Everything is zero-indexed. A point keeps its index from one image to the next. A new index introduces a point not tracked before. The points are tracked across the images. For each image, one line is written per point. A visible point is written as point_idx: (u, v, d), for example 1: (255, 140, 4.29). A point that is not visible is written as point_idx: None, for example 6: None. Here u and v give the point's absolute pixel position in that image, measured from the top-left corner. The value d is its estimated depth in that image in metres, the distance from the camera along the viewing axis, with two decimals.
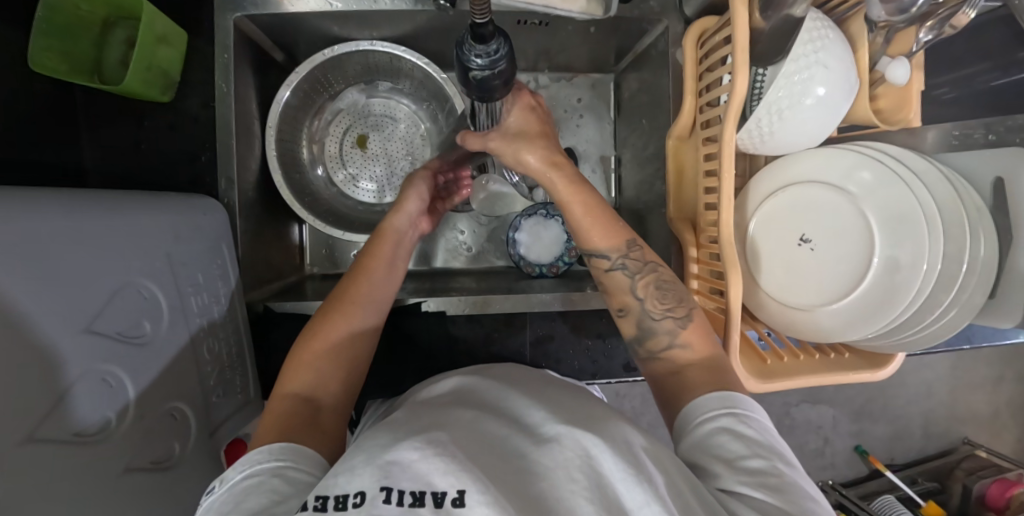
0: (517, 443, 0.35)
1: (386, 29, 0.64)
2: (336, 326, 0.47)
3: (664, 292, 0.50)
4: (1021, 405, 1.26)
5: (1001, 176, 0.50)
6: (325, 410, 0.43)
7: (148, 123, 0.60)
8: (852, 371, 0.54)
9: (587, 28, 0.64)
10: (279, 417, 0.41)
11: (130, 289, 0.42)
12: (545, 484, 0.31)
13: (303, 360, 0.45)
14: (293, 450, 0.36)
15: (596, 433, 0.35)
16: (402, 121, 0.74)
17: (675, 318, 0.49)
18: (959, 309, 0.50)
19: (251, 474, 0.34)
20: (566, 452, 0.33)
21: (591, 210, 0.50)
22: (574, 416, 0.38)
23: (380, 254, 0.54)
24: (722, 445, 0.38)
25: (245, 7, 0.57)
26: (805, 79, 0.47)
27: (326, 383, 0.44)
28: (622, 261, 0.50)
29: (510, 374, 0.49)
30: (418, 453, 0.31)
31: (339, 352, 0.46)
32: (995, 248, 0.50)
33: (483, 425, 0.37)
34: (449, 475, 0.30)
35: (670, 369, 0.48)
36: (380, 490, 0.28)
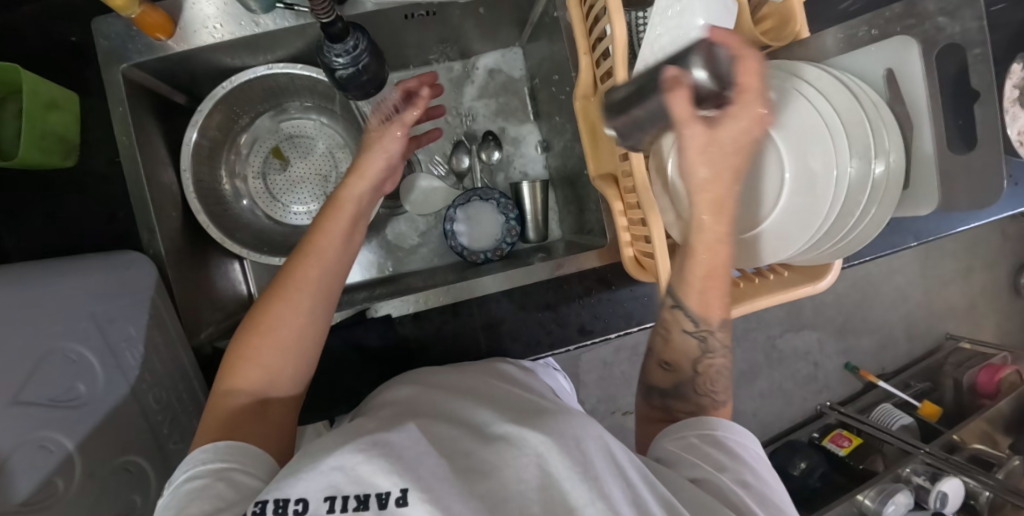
0: (464, 444, 0.36)
1: (280, 50, 0.63)
2: (284, 318, 0.44)
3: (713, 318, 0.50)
4: (994, 290, 1.29)
5: (890, 67, 0.51)
6: (273, 403, 0.44)
7: (58, 191, 0.59)
8: (791, 287, 0.55)
9: (477, 10, 0.64)
10: (227, 416, 0.41)
11: (56, 355, 0.42)
12: (492, 483, 0.31)
13: (248, 356, 0.43)
14: (236, 450, 0.37)
15: (540, 429, 0.35)
16: (320, 138, 0.74)
17: (711, 348, 0.50)
18: (878, 207, 0.52)
19: (194, 475, 0.35)
20: (513, 449, 0.34)
21: (711, 276, 0.47)
22: (523, 415, 0.39)
23: (333, 232, 0.48)
24: (706, 453, 0.43)
25: (130, 56, 0.57)
26: (679, 13, 0.47)
27: (275, 380, 0.44)
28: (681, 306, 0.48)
29: (459, 382, 0.50)
30: (363, 456, 0.31)
31: (289, 350, 0.44)
32: (899, 136, 0.50)
33: (435, 429, 0.38)
34: (391, 475, 0.30)
35: (698, 369, 0.51)
36: (323, 502, 0.29)
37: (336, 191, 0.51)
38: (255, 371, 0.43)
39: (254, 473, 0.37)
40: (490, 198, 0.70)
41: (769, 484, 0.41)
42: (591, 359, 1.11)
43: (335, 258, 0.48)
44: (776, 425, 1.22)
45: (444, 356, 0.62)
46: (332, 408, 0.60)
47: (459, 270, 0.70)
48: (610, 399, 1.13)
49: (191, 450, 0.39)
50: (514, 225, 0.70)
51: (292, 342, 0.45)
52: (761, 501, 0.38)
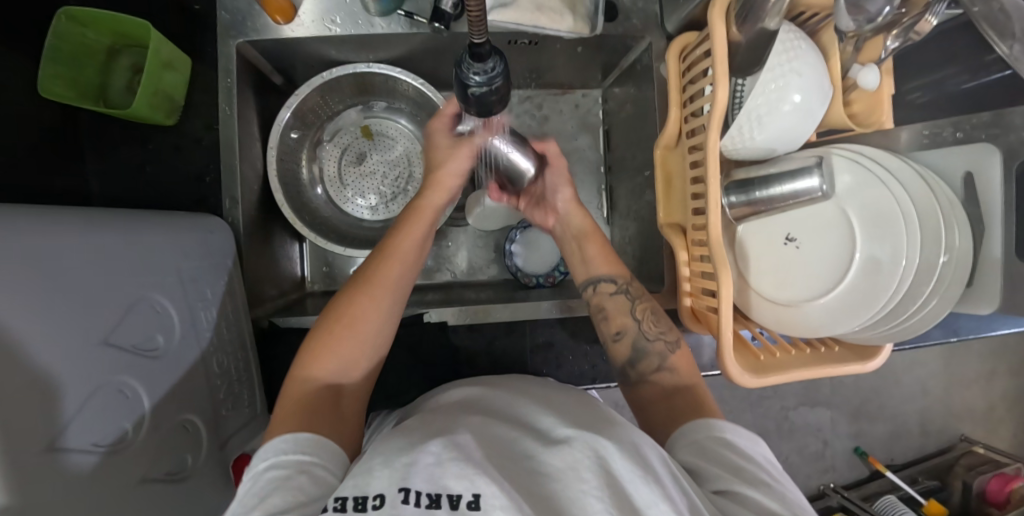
0: (526, 448, 0.35)
1: (383, 52, 0.66)
2: (365, 310, 0.47)
3: (658, 317, 0.54)
4: (1015, 399, 1.28)
5: (970, 171, 0.53)
6: (345, 397, 0.45)
7: (153, 146, 0.62)
8: (841, 364, 0.55)
9: (574, 47, 0.67)
10: (306, 396, 0.42)
11: (144, 303, 0.43)
12: (554, 485, 0.31)
13: (326, 343, 0.46)
14: (317, 444, 0.38)
15: (603, 435, 0.34)
16: (399, 140, 0.77)
17: (666, 340, 0.52)
18: (940, 298, 0.52)
19: (277, 468, 0.35)
20: (577, 453, 0.33)
21: (595, 243, 0.60)
22: (581, 420, 0.38)
23: (411, 236, 0.53)
24: (715, 456, 0.39)
25: (247, 34, 0.60)
26: (781, 87, 0.50)
27: (351, 369, 0.46)
28: (626, 287, 0.56)
29: (514, 384, 0.50)
30: (436, 457, 0.31)
31: (365, 342, 0.47)
32: (969, 239, 0.51)
33: (494, 429, 0.37)
34: (464, 478, 0.29)
35: (663, 390, 0.49)
36: (398, 493, 0.29)
37: (415, 201, 0.56)
38: (332, 360, 0.45)
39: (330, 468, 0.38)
40: None
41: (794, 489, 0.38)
42: None
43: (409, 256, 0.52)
44: None
45: (488, 370, 0.63)
46: (372, 402, 0.61)
47: (510, 290, 0.71)
48: None
49: (271, 438, 0.39)
50: None
51: (371, 336, 0.47)
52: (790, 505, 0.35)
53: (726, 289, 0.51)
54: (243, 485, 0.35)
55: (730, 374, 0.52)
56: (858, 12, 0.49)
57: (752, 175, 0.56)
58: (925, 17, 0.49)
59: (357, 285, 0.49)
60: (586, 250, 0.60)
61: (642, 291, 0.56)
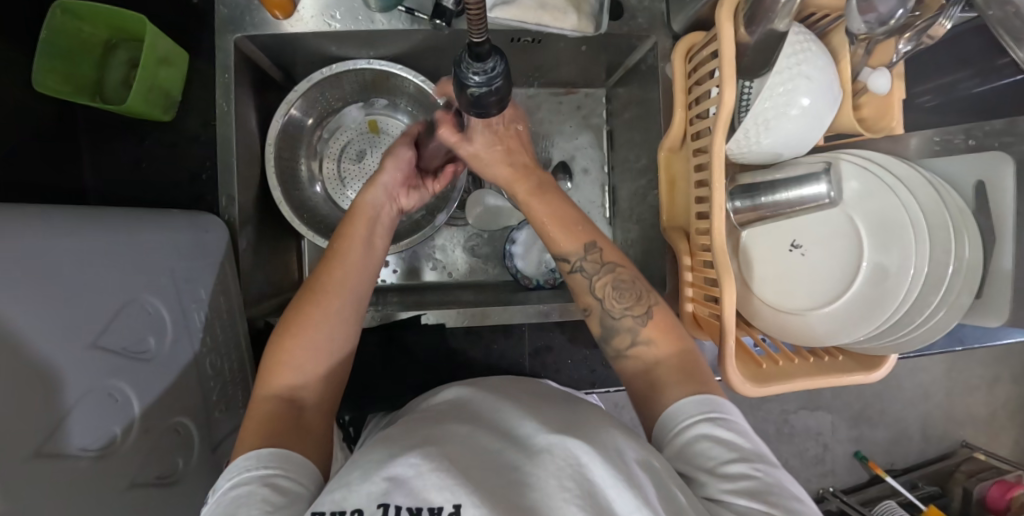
0: (508, 456, 0.34)
1: (384, 48, 0.65)
2: (314, 316, 0.46)
3: (621, 291, 0.49)
4: (1018, 406, 1.27)
5: (983, 179, 0.51)
6: (308, 409, 0.43)
7: (149, 142, 0.61)
8: (845, 374, 0.54)
9: (578, 46, 0.66)
10: (263, 417, 0.40)
11: (135, 306, 0.43)
12: (536, 495, 0.30)
13: (279, 359, 0.44)
14: (280, 456, 0.36)
15: (584, 440, 0.33)
16: (398, 138, 0.76)
17: (634, 316, 0.48)
18: (947, 310, 0.51)
19: (239, 481, 0.34)
20: (556, 461, 0.31)
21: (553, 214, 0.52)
22: (564, 425, 0.37)
23: (354, 236, 0.53)
24: (707, 454, 0.36)
25: (245, 28, 0.58)
26: (790, 90, 0.48)
27: (312, 376, 0.44)
28: (580, 264, 0.50)
29: (501, 387, 0.48)
30: (415, 470, 0.30)
31: (320, 348, 0.45)
32: (979, 249, 0.50)
33: (479, 440, 0.36)
34: (445, 490, 0.29)
35: (641, 366, 0.46)
36: (378, 507, 0.28)
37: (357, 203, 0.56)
38: (286, 373, 0.43)
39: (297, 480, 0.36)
40: None
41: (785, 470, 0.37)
42: None
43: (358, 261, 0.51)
44: None
45: (486, 373, 0.62)
46: (368, 404, 0.60)
47: (509, 291, 0.70)
48: None
49: (233, 458, 0.37)
50: None
51: (324, 338, 0.46)
52: (784, 498, 0.34)
53: (728, 297, 0.50)
54: (209, 505, 0.34)
55: (732, 383, 0.51)
56: (870, 12, 0.48)
57: (758, 179, 0.55)
58: (938, 20, 0.48)
59: (303, 297, 0.48)
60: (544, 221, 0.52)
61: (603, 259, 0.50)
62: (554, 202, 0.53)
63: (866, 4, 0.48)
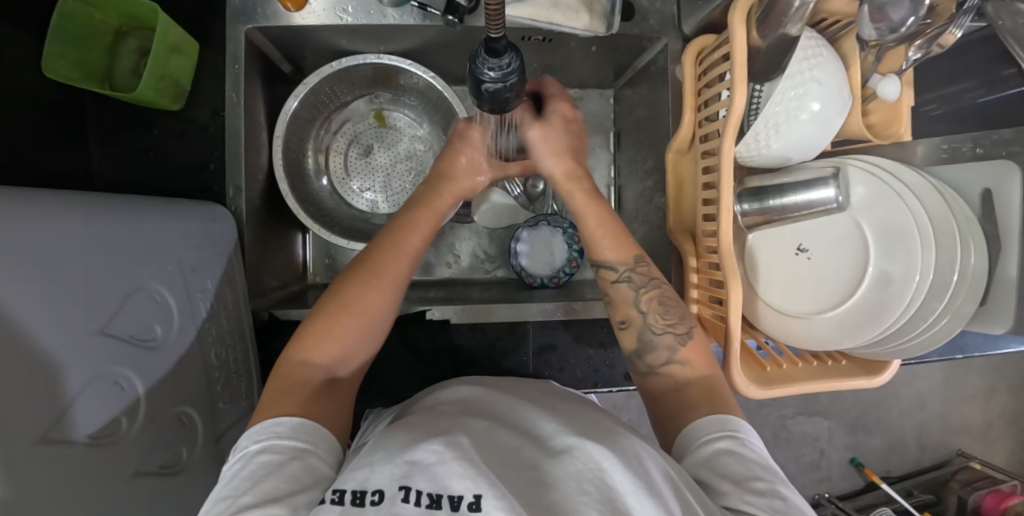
0: (529, 455, 0.34)
1: (395, 43, 0.65)
2: (376, 303, 0.46)
3: (667, 308, 0.49)
4: (1014, 416, 1.28)
5: (989, 187, 0.51)
6: (340, 385, 0.43)
7: (157, 131, 0.61)
8: (848, 378, 0.55)
9: (588, 46, 0.66)
10: (300, 386, 0.40)
11: (142, 294, 0.42)
12: (552, 496, 0.30)
13: (326, 328, 0.44)
14: (311, 432, 0.36)
15: (604, 443, 0.34)
16: (406, 133, 0.76)
17: (675, 334, 0.48)
18: (951, 317, 0.51)
19: (269, 449, 0.34)
20: (576, 463, 0.32)
21: (604, 222, 0.53)
22: (585, 428, 0.37)
23: (421, 234, 0.53)
24: (728, 467, 0.37)
25: (257, 20, 0.58)
26: (801, 95, 0.49)
27: (349, 355, 0.45)
28: (628, 275, 0.50)
29: (514, 388, 0.49)
30: (437, 456, 0.30)
31: (370, 331, 0.46)
32: (984, 256, 0.50)
33: (494, 434, 0.36)
34: (466, 479, 0.29)
35: (670, 385, 0.46)
36: (399, 490, 0.29)
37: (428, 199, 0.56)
38: (332, 346, 0.43)
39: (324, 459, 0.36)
40: (558, 228, 0.72)
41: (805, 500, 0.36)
42: None
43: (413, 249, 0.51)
44: None
45: (489, 370, 0.62)
46: (371, 399, 0.60)
47: (513, 289, 0.70)
48: None
49: (261, 418, 0.38)
50: (575, 257, 0.71)
51: (376, 323, 0.46)
52: None
53: (733, 298, 0.50)
54: (234, 466, 0.34)
55: (737, 385, 0.52)
56: (881, 20, 0.48)
57: (766, 182, 0.55)
58: (948, 28, 0.49)
59: (359, 271, 0.48)
60: (597, 227, 0.53)
61: (650, 273, 0.51)
62: (604, 214, 0.53)
63: (877, 11, 0.48)
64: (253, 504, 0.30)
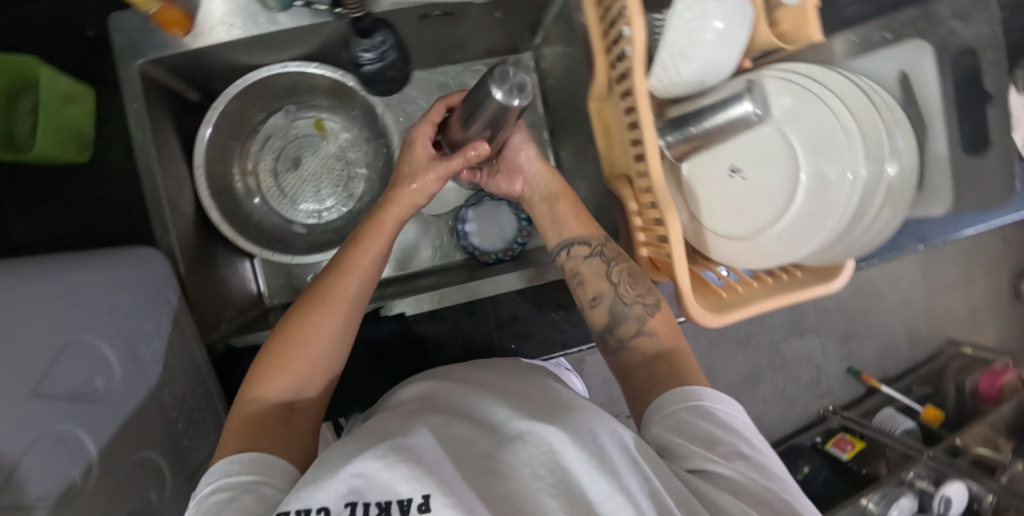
0: (483, 446, 0.34)
1: (295, 48, 0.63)
2: (320, 327, 0.45)
3: (636, 279, 0.52)
4: (994, 297, 1.31)
5: (903, 69, 0.51)
6: (299, 412, 0.43)
7: (71, 186, 0.59)
8: (804, 289, 0.54)
9: (493, 13, 0.65)
10: (252, 421, 0.41)
11: (74, 348, 0.41)
12: (507, 484, 0.30)
13: (279, 361, 0.44)
14: (263, 463, 0.36)
15: (558, 426, 0.34)
16: (333, 137, 0.74)
17: (645, 302, 0.50)
18: (891, 207, 0.51)
19: (218, 487, 0.34)
20: (531, 448, 0.32)
21: (576, 214, 0.57)
22: (539, 410, 0.37)
23: (369, 249, 0.50)
24: (695, 431, 0.38)
25: (146, 52, 0.56)
26: (698, 15, 0.48)
27: (302, 385, 0.44)
28: (600, 249, 0.54)
29: (474, 377, 0.49)
30: (384, 463, 0.29)
31: (320, 357, 0.45)
32: (912, 140, 0.50)
33: (452, 429, 0.36)
34: (413, 481, 0.28)
35: (648, 356, 0.48)
36: (344, 507, 0.27)
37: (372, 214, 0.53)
38: (286, 376, 0.43)
39: (276, 484, 0.36)
40: (501, 200, 0.72)
41: (768, 452, 0.38)
42: (596, 363, 1.17)
43: (365, 272, 0.49)
44: (780, 429, 1.22)
45: (456, 354, 0.62)
46: (344, 408, 0.60)
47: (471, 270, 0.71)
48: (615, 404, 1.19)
49: (207, 472, 0.36)
50: (525, 225, 0.71)
51: (325, 347, 0.45)
52: (768, 477, 0.35)
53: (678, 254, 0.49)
54: (192, 508, 0.34)
55: (693, 315, 0.51)
56: None
57: (685, 111, 0.55)
58: None
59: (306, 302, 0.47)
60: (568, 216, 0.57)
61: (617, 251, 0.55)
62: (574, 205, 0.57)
63: None
64: None
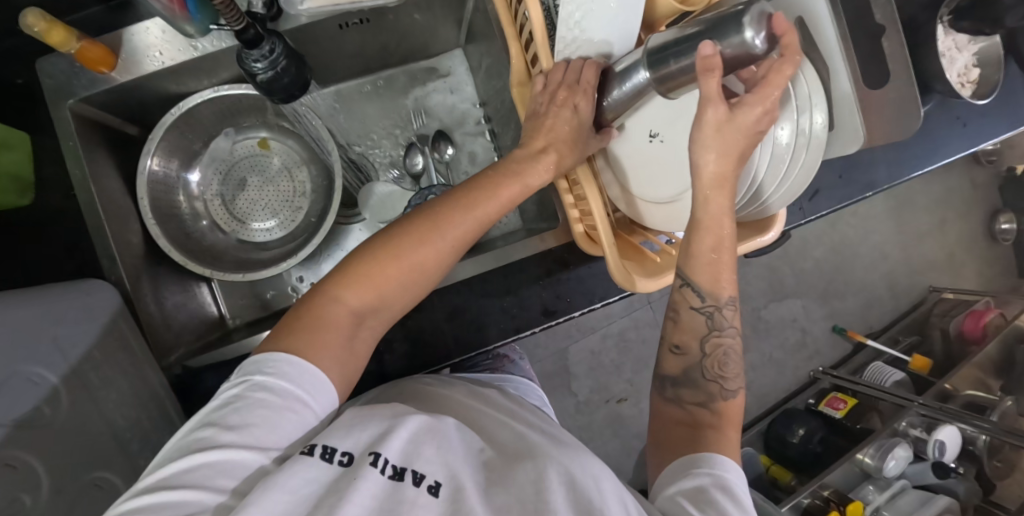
0: (489, 458, 0.38)
1: (224, 72, 0.66)
2: (416, 254, 0.42)
3: (728, 361, 0.48)
4: (969, 239, 1.32)
5: (801, 15, 0.51)
6: (364, 330, 0.41)
7: (17, 230, 0.60)
8: (738, 243, 0.56)
9: (412, 16, 0.67)
10: (325, 322, 0.39)
11: (14, 378, 0.43)
12: (512, 487, 0.34)
13: (370, 267, 0.41)
14: (315, 385, 0.36)
15: (578, 460, 0.38)
16: (277, 155, 0.76)
17: (722, 385, 0.48)
18: (807, 148, 0.51)
19: (258, 388, 0.34)
20: (541, 465, 0.36)
21: (719, 245, 0.46)
22: (554, 442, 0.42)
23: (487, 207, 0.46)
24: (704, 496, 0.37)
25: (75, 92, 0.58)
26: None
27: (378, 306, 0.42)
28: (710, 310, 0.48)
29: (481, 398, 0.53)
30: (416, 440, 0.35)
31: (397, 286, 0.42)
32: (815, 78, 0.50)
33: (467, 434, 0.41)
34: (435, 465, 0.33)
35: (681, 416, 0.48)
36: (368, 456, 0.32)
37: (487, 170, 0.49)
38: (370, 291, 0.41)
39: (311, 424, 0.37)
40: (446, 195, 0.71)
41: None
42: (580, 350, 1.20)
43: (485, 223, 0.46)
44: (772, 395, 1.22)
45: (412, 349, 0.63)
46: None
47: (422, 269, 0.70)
48: (603, 389, 1.21)
49: (251, 355, 0.38)
50: None
51: (408, 277, 0.42)
52: None
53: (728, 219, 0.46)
54: (219, 400, 0.35)
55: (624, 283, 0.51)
56: None
57: None
58: None
59: (423, 229, 0.43)
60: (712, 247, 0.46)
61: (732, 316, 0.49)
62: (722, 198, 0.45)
63: None
64: (236, 442, 0.32)
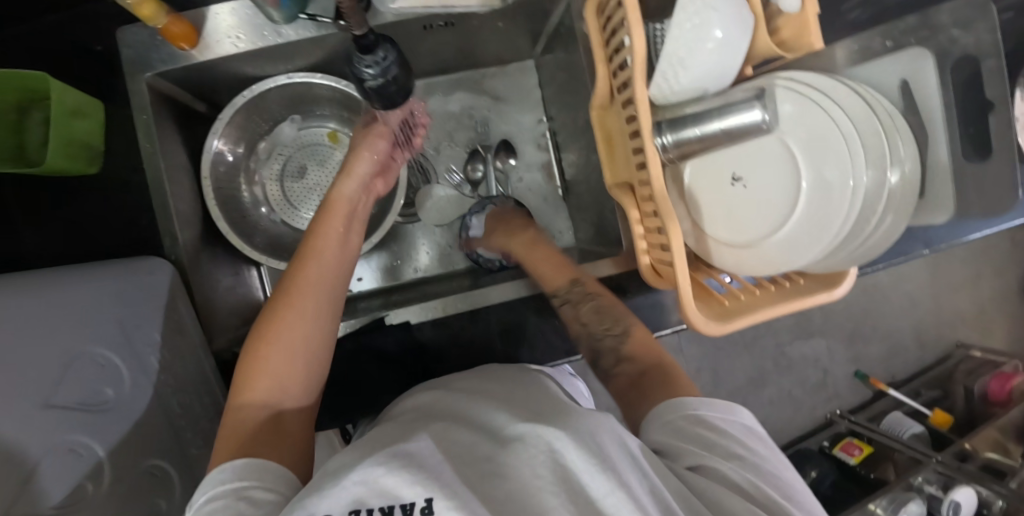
0: (482, 449, 0.32)
1: (300, 59, 0.64)
2: (281, 331, 0.42)
3: (600, 313, 0.54)
4: (1003, 298, 1.31)
5: (906, 78, 0.51)
6: (288, 416, 0.41)
7: (81, 197, 0.60)
8: (806, 295, 0.52)
9: (495, 23, 0.65)
10: (241, 429, 0.39)
11: (84, 359, 0.42)
12: (508, 486, 0.28)
13: (253, 364, 0.42)
14: (253, 467, 0.35)
15: (557, 423, 0.32)
16: (338, 146, 0.75)
17: (614, 333, 0.53)
18: (894, 214, 0.50)
19: (211, 497, 0.33)
20: (533, 448, 0.30)
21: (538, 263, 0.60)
22: (538, 412, 0.35)
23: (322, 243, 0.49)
24: (696, 435, 0.37)
25: (154, 65, 0.57)
26: (698, 25, 0.47)
27: (289, 385, 0.42)
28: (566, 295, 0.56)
29: (470, 381, 0.46)
30: (385, 467, 0.29)
31: (296, 350, 0.42)
32: (913, 146, 0.49)
33: (454, 435, 0.34)
34: (416, 484, 0.27)
35: (629, 375, 0.48)
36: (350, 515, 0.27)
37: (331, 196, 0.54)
38: (263, 382, 0.41)
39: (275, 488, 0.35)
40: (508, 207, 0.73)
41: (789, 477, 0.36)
42: None
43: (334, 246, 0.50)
44: (787, 433, 1.21)
45: (460, 361, 0.63)
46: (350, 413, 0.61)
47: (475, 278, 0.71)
48: None
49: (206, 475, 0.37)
50: None
51: (295, 345, 0.43)
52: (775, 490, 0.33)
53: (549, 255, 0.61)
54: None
55: (694, 323, 0.50)
56: None
57: (680, 114, 0.53)
58: None
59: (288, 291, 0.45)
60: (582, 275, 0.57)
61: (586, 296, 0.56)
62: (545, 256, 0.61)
63: None
64: None
